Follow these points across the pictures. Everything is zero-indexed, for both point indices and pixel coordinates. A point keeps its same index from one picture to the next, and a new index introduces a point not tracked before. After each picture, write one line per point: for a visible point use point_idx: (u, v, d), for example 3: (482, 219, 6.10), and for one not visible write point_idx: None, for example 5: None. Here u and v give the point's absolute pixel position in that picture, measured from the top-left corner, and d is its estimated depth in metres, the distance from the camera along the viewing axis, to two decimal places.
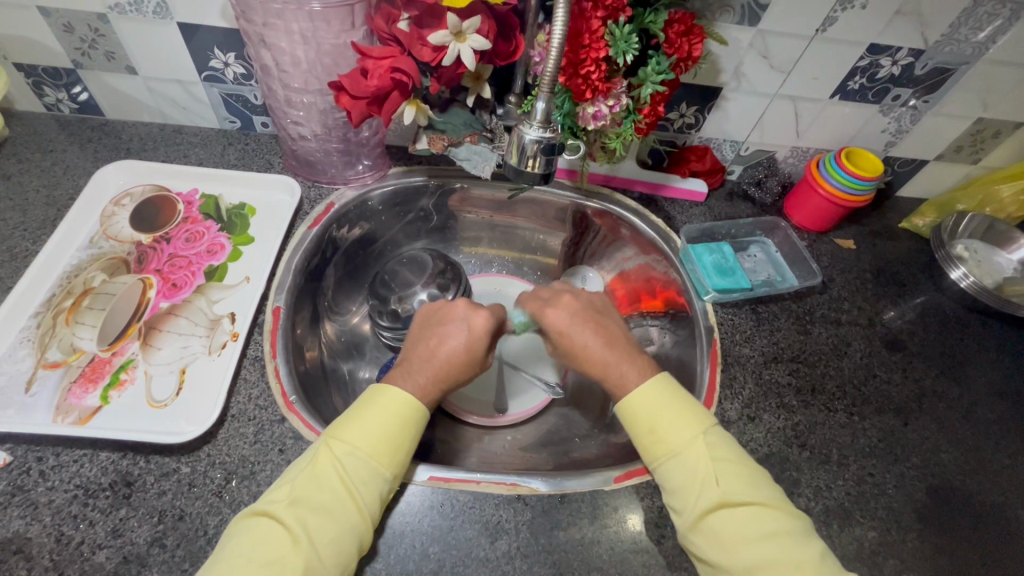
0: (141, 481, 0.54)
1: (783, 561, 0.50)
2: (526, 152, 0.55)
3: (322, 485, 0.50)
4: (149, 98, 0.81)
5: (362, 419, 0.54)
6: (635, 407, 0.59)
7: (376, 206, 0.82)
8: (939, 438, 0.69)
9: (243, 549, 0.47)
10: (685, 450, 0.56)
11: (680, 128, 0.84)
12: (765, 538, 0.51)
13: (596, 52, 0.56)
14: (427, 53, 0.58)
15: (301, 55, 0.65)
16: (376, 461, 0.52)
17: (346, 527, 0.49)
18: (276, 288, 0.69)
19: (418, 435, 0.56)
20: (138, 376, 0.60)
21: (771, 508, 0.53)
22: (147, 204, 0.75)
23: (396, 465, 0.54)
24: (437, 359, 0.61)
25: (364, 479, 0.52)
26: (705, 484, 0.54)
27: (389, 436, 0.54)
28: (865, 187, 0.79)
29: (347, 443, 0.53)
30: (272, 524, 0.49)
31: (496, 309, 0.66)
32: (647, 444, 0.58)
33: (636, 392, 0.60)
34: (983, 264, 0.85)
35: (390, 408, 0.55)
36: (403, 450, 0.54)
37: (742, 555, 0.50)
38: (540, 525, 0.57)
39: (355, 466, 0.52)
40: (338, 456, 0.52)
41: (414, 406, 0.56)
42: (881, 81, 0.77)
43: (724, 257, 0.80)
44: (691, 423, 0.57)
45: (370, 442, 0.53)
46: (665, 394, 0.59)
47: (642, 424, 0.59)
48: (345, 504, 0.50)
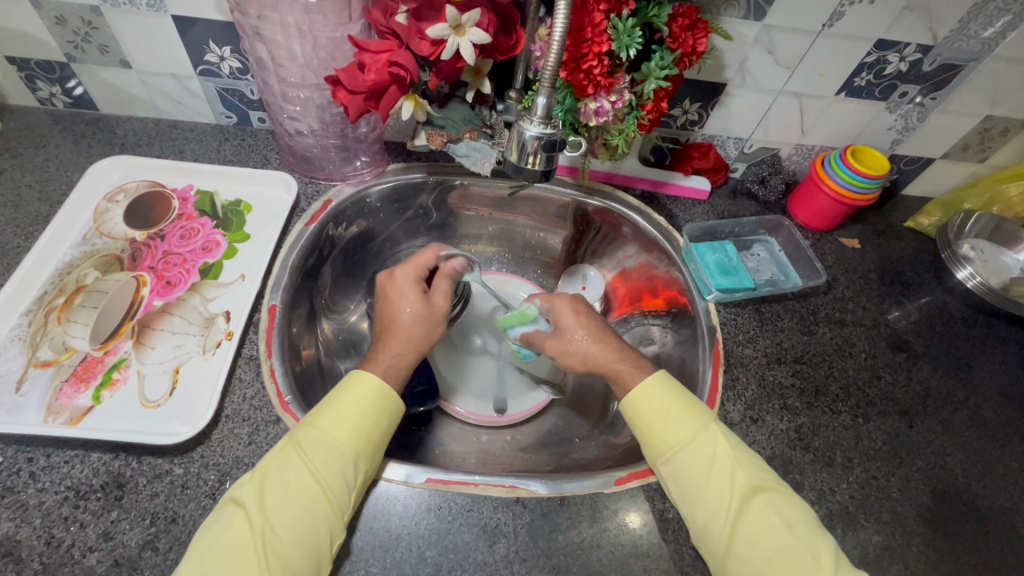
0: (134, 483, 0.53)
1: (794, 556, 0.50)
2: (526, 148, 0.54)
3: (283, 473, 0.50)
4: (144, 92, 0.80)
5: (326, 405, 0.55)
6: (637, 406, 0.59)
7: (375, 203, 0.81)
8: (945, 441, 0.68)
9: (216, 541, 0.47)
10: (688, 447, 0.56)
11: (683, 124, 0.83)
12: (772, 537, 0.51)
13: (599, 46, 0.55)
14: (425, 46, 0.57)
15: (297, 49, 0.64)
16: (337, 444, 0.52)
17: (308, 515, 0.48)
18: (271, 286, 0.68)
19: (382, 415, 0.55)
20: (130, 376, 0.59)
21: (775, 508, 0.53)
22: (142, 201, 0.74)
23: (359, 446, 0.53)
24: (388, 332, 0.61)
25: (324, 462, 0.51)
26: (718, 477, 0.54)
27: (352, 420, 0.53)
28: (871, 186, 0.77)
29: (325, 433, 0.52)
30: (235, 512, 0.48)
31: (420, 263, 0.67)
32: (649, 443, 0.58)
33: (637, 391, 0.60)
34: (989, 264, 0.84)
35: (359, 395, 0.55)
36: (367, 432, 0.54)
37: (758, 550, 0.51)
38: (539, 529, 0.56)
39: (316, 450, 0.51)
40: (300, 442, 0.52)
41: (376, 386, 0.56)
42: (888, 78, 0.76)
43: (727, 256, 0.79)
44: (696, 419, 0.58)
45: (332, 425, 0.53)
46: (660, 392, 0.59)
47: (643, 425, 0.59)
48: (305, 488, 0.49)
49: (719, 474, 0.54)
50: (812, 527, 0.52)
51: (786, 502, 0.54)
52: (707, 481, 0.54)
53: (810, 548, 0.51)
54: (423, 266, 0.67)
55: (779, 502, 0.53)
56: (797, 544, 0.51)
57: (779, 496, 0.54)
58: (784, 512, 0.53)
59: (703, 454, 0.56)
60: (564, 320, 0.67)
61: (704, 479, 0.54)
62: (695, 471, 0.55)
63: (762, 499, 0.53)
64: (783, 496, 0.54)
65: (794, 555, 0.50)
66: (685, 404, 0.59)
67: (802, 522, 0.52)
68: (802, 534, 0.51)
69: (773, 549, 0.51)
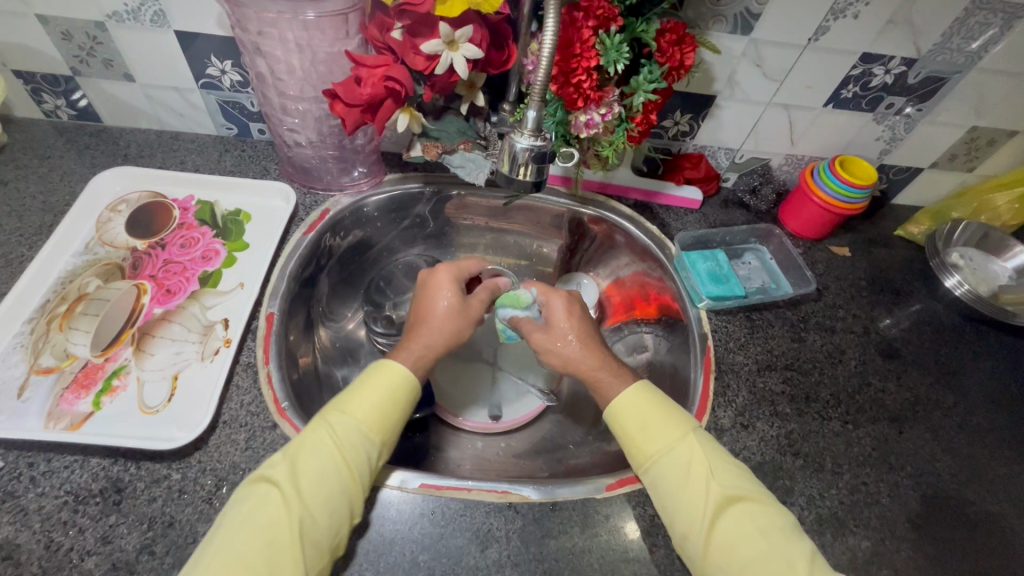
0: (132, 488, 0.54)
1: (767, 561, 0.50)
2: (518, 160, 0.55)
3: (313, 451, 0.51)
4: (147, 105, 0.82)
5: (355, 391, 0.56)
6: (618, 416, 0.60)
7: (372, 212, 0.82)
8: (934, 447, 0.69)
9: (239, 512, 0.48)
10: (665, 456, 0.57)
11: (674, 136, 0.84)
12: (747, 543, 0.51)
13: (588, 61, 0.56)
14: (420, 61, 0.58)
15: (296, 63, 0.66)
16: (367, 429, 0.54)
17: (339, 495, 0.50)
18: (269, 295, 0.69)
19: (408, 404, 0.58)
20: (130, 382, 0.60)
21: (751, 514, 0.53)
22: (143, 211, 0.75)
23: (386, 433, 0.55)
24: (422, 322, 0.63)
25: (355, 446, 0.53)
26: (695, 482, 0.55)
27: (373, 402, 0.55)
28: (859, 195, 0.79)
29: (342, 413, 0.54)
30: (261, 486, 0.50)
31: (465, 268, 0.70)
32: (630, 451, 0.59)
33: (616, 401, 0.61)
34: (978, 272, 0.85)
35: (380, 380, 0.57)
36: (393, 420, 0.56)
37: (733, 555, 0.51)
38: (531, 534, 0.57)
39: (348, 433, 0.53)
40: (332, 426, 0.53)
41: (400, 374, 0.57)
42: (874, 90, 0.78)
43: (718, 265, 0.81)
44: (675, 428, 0.58)
45: (361, 410, 0.55)
46: (640, 401, 0.60)
47: (625, 432, 0.60)
48: (338, 469, 0.51)
49: (697, 480, 0.55)
50: (789, 535, 0.52)
51: (763, 508, 0.54)
52: (685, 485, 0.55)
53: (785, 554, 0.50)
54: (464, 270, 0.69)
55: (756, 509, 0.54)
56: (770, 551, 0.51)
57: (757, 503, 0.54)
58: (761, 520, 0.53)
59: (681, 463, 0.56)
60: (558, 320, 0.68)
61: (684, 484, 0.55)
62: (675, 477, 0.56)
63: (739, 504, 0.54)
64: (762, 503, 0.54)
65: (768, 563, 0.50)
66: (667, 412, 0.60)
67: (779, 529, 0.52)
68: (777, 540, 0.51)
69: (748, 554, 0.51)
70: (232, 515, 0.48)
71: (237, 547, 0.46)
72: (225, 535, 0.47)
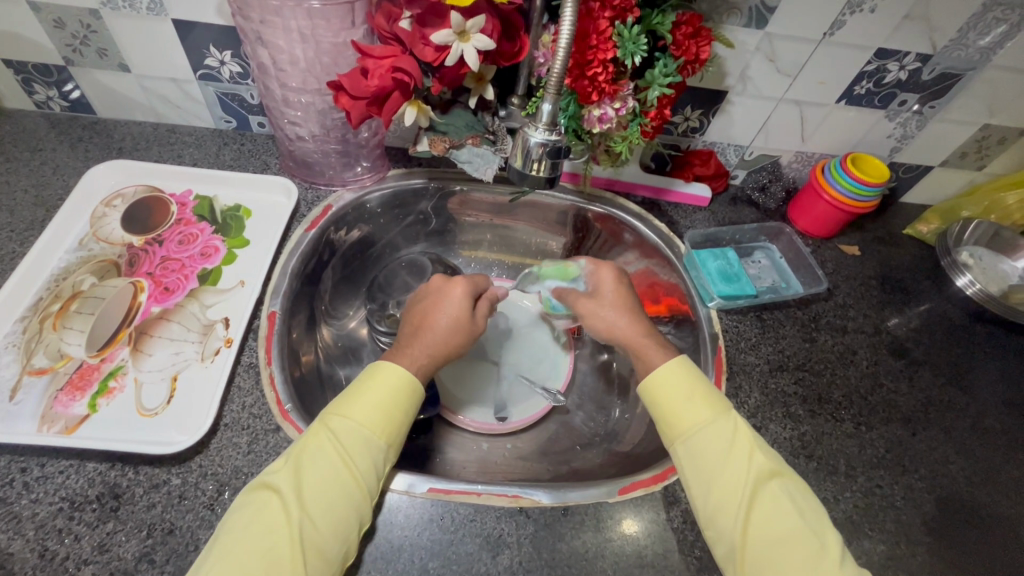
0: (130, 494, 0.52)
1: (804, 539, 0.50)
2: (531, 156, 0.53)
3: (315, 458, 0.50)
4: (142, 97, 0.79)
5: (351, 393, 0.54)
6: (662, 386, 0.59)
7: (375, 209, 0.80)
8: (948, 450, 0.68)
9: (241, 523, 0.47)
10: (702, 429, 0.56)
11: (684, 131, 0.83)
12: (784, 521, 0.51)
13: (604, 53, 0.54)
14: (429, 53, 0.56)
15: (299, 54, 0.63)
16: (368, 433, 0.52)
17: (342, 501, 0.49)
18: (271, 293, 0.67)
19: (411, 409, 0.56)
20: (127, 384, 0.58)
21: (784, 490, 0.53)
22: (139, 205, 0.73)
23: (389, 436, 0.53)
24: (422, 326, 0.62)
25: (358, 452, 0.51)
26: (734, 459, 0.55)
27: (374, 404, 0.53)
28: (871, 194, 0.78)
29: (342, 416, 0.52)
30: (265, 497, 0.48)
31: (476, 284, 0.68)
32: (671, 423, 0.58)
33: (662, 371, 0.60)
34: (988, 272, 0.84)
35: (381, 382, 0.55)
36: (395, 420, 0.54)
37: (772, 531, 0.51)
38: (543, 540, 0.55)
39: (350, 440, 0.51)
40: (333, 430, 0.52)
41: (399, 375, 0.55)
42: (888, 86, 0.76)
43: (729, 263, 0.79)
44: (714, 403, 0.58)
45: (361, 414, 0.53)
46: (685, 373, 0.60)
47: (666, 403, 0.59)
48: (340, 477, 0.49)
49: (734, 457, 0.55)
50: (820, 517, 0.53)
51: (795, 487, 0.54)
52: (725, 460, 0.55)
53: (819, 533, 0.51)
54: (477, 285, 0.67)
55: (789, 486, 0.54)
56: (806, 530, 0.51)
57: (790, 481, 0.54)
58: (797, 497, 0.53)
59: (724, 436, 0.56)
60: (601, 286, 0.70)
61: (719, 463, 0.55)
62: (710, 454, 0.55)
63: (775, 482, 0.54)
64: (792, 481, 0.55)
65: (803, 543, 0.50)
66: (701, 390, 0.59)
67: (810, 506, 0.53)
68: (810, 518, 0.52)
69: (786, 531, 0.51)
70: (232, 523, 0.47)
71: (235, 559, 0.44)
72: (222, 547, 0.45)
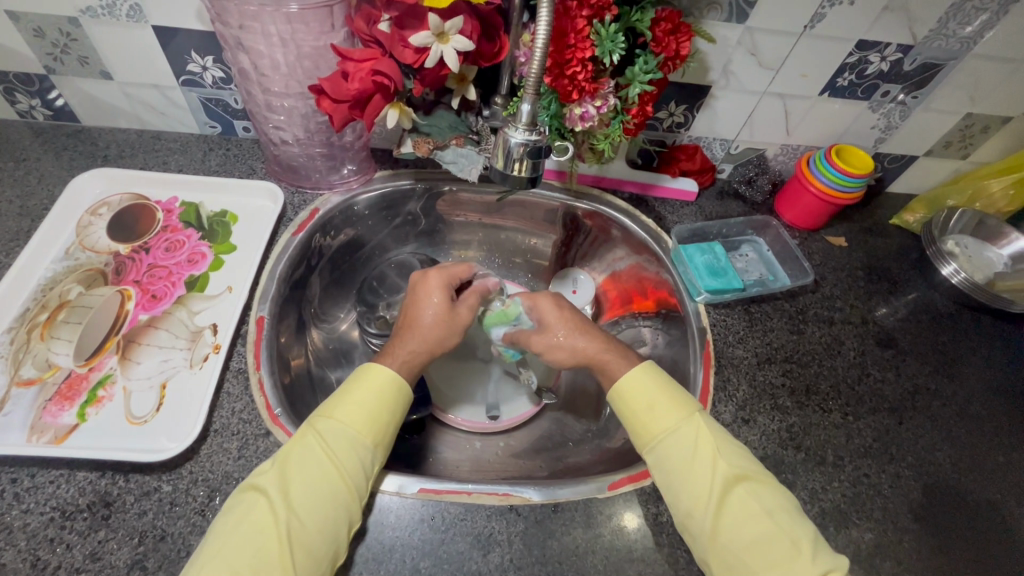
0: (121, 502, 0.52)
1: (772, 543, 0.51)
2: (512, 155, 0.53)
3: (303, 459, 0.51)
4: (126, 104, 0.79)
5: (340, 395, 0.55)
6: (625, 396, 0.60)
7: (363, 211, 0.80)
8: (935, 437, 0.69)
9: (230, 525, 0.47)
10: (665, 438, 0.57)
11: (669, 127, 0.83)
12: (750, 526, 0.51)
13: (582, 52, 0.54)
14: (409, 54, 0.56)
15: (280, 58, 0.63)
16: (356, 432, 0.53)
17: (330, 500, 0.49)
18: (259, 298, 0.67)
19: (399, 411, 0.57)
20: (116, 393, 0.58)
21: (753, 495, 0.53)
22: (125, 213, 0.73)
23: (377, 436, 0.54)
24: (410, 327, 0.63)
25: (346, 452, 0.52)
26: (698, 467, 0.55)
27: (364, 406, 0.54)
28: (856, 184, 0.78)
29: (331, 417, 0.54)
30: (253, 498, 0.48)
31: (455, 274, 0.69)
32: (636, 432, 0.59)
33: (623, 382, 0.61)
34: (973, 260, 0.84)
35: (370, 382, 0.56)
36: (383, 421, 0.55)
37: (737, 537, 0.51)
38: (533, 537, 0.56)
39: (338, 441, 0.52)
40: (321, 431, 0.53)
41: (387, 375, 0.57)
42: (870, 78, 0.77)
43: (716, 257, 0.80)
44: (679, 410, 0.58)
45: (349, 415, 0.54)
46: (644, 382, 0.60)
47: (631, 412, 0.60)
48: (329, 476, 0.50)
49: (699, 465, 0.55)
50: (794, 518, 0.52)
51: (767, 490, 0.54)
52: (690, 468, 0.55)
53: (790, 536, 0.51)
54: (455, 276, 0.69)
55: (759, 491, 0.54)
56: (775, 534, 0.51)
57: (761, 485, 0.54)
58: (767, 501, 0.53)
59: (688, 443, 0.56)
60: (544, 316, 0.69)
61: (684, 471, 0.55)
62: (674, 462, 0.55)
63: (743, 487, 0.54)
64: (763, 484, 0.54)
65: (774, 545, 0.50)
66: (666, 397, 0.59)
67: (781, 509, 0.53)
68: (782, 523, 0.51)
69: (752, 536, 0.51)
70: (221, 525, 0.48)
71: (226, 561, 0.45)
72: (210, 549, 0.46)
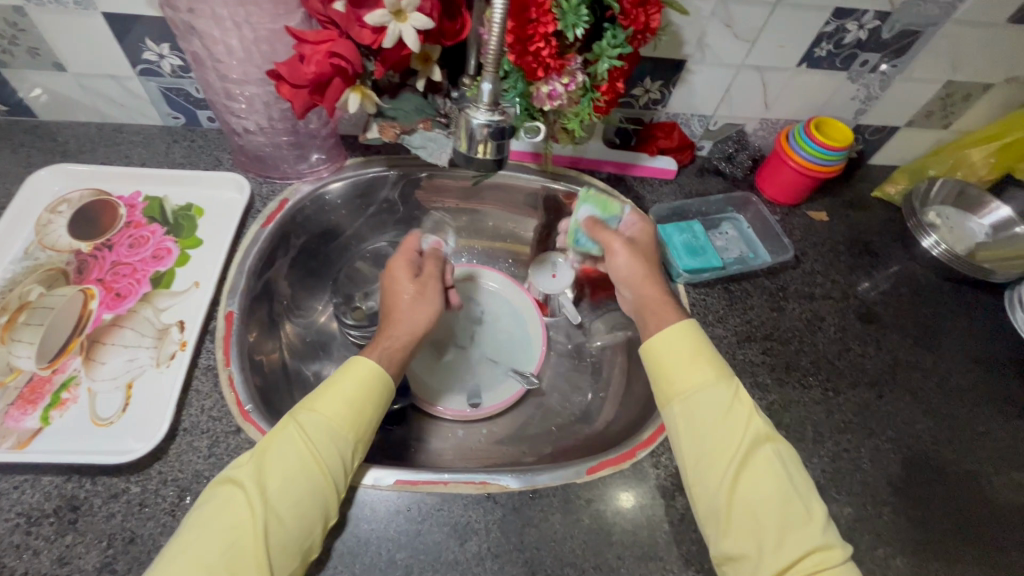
0: (88, 505, 0.51)
1: (790, 504, 0.51)
2: (475, 137, 0.51)
3: (281, 451, 0.49)
4: (83, 96, 0.76)
5: (323, 388, 0.54)
6: (663, 348, 0.59)
7: (334, 200, 0.78)
8: (914, 410, 0.69)
9: (206, 517, 0.47)
10: (702, 391, 0.56)
11: (645, 104, 0.81)
12: (771, 486, 0.52)
13: (544, 27, 0.52)
14: (367, 35, 0.54)
15: (235, 43, 0.61)
16: (336, 425, 0.52)
17: (308, 494, 0.48)
18: (227, 292, 0.66)
19: (383, 402, 0.55)
20: (80, 395, 0.57)
21: (777, 456, 0.54)
22: (86, 210, 0.71)
23: (359, 430, 0.53)
24: (388, 319, 0.62)
25: (325, 445, 0.51)
26: (732, 422, 0.55)
27: (347, 399, 0.53)
28: (835, 157, 0.77)
29: (312, 410, 0.52)
30: (230, 491, 0.48)
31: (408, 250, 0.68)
32: (665, 385, 0.58)
33: (667, 332, 0.59)
34: (955, 231, 0.84)
35: (352, 375, 0.54)
36: (366, 414, 0.54)
37: (757, 496, 0.52)
38: (510, 524, 0.55)
39: (318, 433, 0.51)
40: (300, 423, 0.51)
41: (369, 366, 0.55)
42: (848, 47, 0.75)
43: (695, 236, 0.79)
44: (716, 366, 0.58)
45: (329, 407, 0.52)
46: (687, 335, 0.59)
47: (665, 363, 0.58)
48: (306, 470, 0.49)
49: (732, 419, 0.55)
50: (807, 483, 0.54)
51: (788, 454, 0.55)
52: (722, 423, 0.55)
53: (806, 499, 0.52)
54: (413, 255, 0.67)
55: (781, 453, 0.55)
56: (793, 494, 0.52)
57: (783, 449, 0.55)
58: (788, 464, 0.54)
59: (723, 399, 0.56)
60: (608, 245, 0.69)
61: (716, 424, 0.55)
62: (707, 415, 0.55)
63: (770, 446, 0.54)
64: (784, 448, 0.55)
65: (791, 505, 0.51)
66: (705, 354, 0.59)
67: (799, 474, 0.54)
68: (800, 487, 0.53)
69: (772, 495, 0.51)
70: (197, 517, 0.47)
71: (200, 556, 0.44)
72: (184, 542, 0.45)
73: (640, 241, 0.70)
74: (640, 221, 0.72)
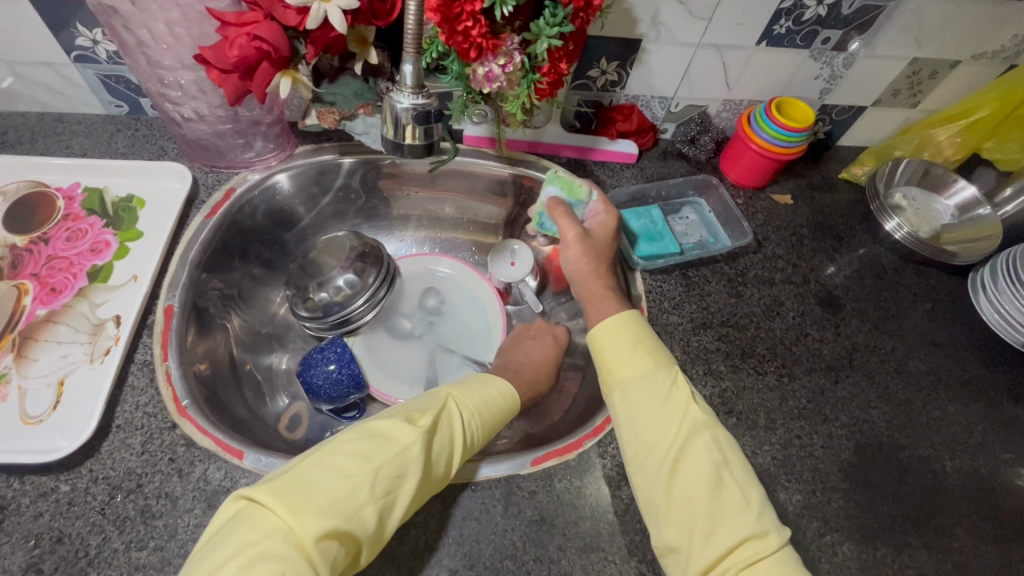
0: (16, 505, 0.50)
1: (723, 493, 0.51)
2: (401, 122, 0.49)
3: (441, 434, 0.52)
4: (20, 85, 0.74)
5: (477, 389, 0.59)
6: (601, 340, 0.60)
7: (284, 189, 0.77)
8: (870, 396, 0.68)
9: (334, 468, 0.46)
10: (639, 380, 0.56)
11: (604, 86, 0.79)
12: (705, 475, 0.51)
13: (471, 4, 0.50)
14: (291, 15, 0.52)
15: (161, 28, 0.58)
16: (481, 428, 0.56)
17: (430, 482, 0.51)
18: (167, 286, 0.64)
19: (508, 419, 0.61)
20: (10, 392, 0.56)
21: (714, 444, 0.53)
22: (22, 203, 0.69)
23: (486, 435, 0.57)
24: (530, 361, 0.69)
25: (467, 441, 0.54)
26: (668, 411, 0.54)
27: (493, 405, 0.58)
28: (797, 139, 0.75)
29: (466, 405, 0.56)
30: (363, 449, 0.48)
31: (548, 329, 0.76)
32: (606, 375, 0.59)
33: (604, 325, 0.60)
34: (920, 213, 0.82)
35: (497, 388, 0.60)
36: (498, 424, 0.59)
37: (691, 484, 0.51)
38: (450, 517, 0.55)
39: (466, 428, 0.55)
40: (461, 413, 0.55)
41: (512, 390, 0.62)
42: (808, 24, 0.73)
43: (652, 221, 0.78)
44: (655, 356, 0.58)
45: (481, 409, 0.57)
46: (625, 327, 0.60)
47: (605, 355, 0.59)
48: (446, 461, 0.52)
49: (668, 407, 0.55)
50: (747, 471, 0.52)
51: (729, 442, 0.54)
52: (658, 412, 0.54)
53: (743, 488, 0.51)
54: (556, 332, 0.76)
55: (721, 440, 0.54)
56: (728, 483, 0.51)
57: (725, 436, 0.54)
58: (727, 452, 0.53)
59: (658, 388, 0.56)
60: (562, 234, 0.70)
61: (651, 412, 0.55)
62: (642, 404, 0.55)
63: (707, 434, 0.53)
64: (726, 436, 0.54)
65: (726, 493, 0.50)
66: (645, 345, 0.59)
67: (739, 462, 0.53)
68: (738, 475, 0.52)
69: (706, 485, 0.51)
70: (321, 468, 0.46)
71: (321, 507, 0.44)
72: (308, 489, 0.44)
73: (595, 234, 0.70)
74: (605, 212, 0.71)
